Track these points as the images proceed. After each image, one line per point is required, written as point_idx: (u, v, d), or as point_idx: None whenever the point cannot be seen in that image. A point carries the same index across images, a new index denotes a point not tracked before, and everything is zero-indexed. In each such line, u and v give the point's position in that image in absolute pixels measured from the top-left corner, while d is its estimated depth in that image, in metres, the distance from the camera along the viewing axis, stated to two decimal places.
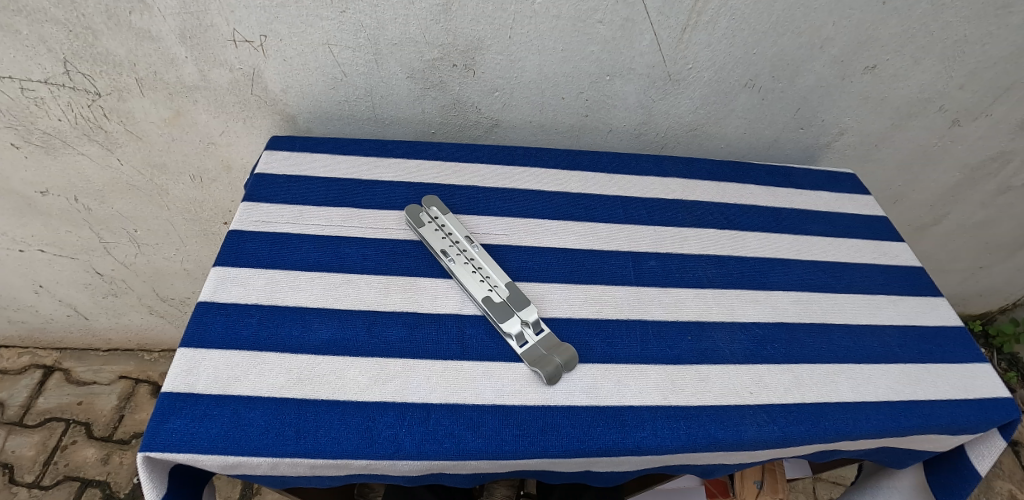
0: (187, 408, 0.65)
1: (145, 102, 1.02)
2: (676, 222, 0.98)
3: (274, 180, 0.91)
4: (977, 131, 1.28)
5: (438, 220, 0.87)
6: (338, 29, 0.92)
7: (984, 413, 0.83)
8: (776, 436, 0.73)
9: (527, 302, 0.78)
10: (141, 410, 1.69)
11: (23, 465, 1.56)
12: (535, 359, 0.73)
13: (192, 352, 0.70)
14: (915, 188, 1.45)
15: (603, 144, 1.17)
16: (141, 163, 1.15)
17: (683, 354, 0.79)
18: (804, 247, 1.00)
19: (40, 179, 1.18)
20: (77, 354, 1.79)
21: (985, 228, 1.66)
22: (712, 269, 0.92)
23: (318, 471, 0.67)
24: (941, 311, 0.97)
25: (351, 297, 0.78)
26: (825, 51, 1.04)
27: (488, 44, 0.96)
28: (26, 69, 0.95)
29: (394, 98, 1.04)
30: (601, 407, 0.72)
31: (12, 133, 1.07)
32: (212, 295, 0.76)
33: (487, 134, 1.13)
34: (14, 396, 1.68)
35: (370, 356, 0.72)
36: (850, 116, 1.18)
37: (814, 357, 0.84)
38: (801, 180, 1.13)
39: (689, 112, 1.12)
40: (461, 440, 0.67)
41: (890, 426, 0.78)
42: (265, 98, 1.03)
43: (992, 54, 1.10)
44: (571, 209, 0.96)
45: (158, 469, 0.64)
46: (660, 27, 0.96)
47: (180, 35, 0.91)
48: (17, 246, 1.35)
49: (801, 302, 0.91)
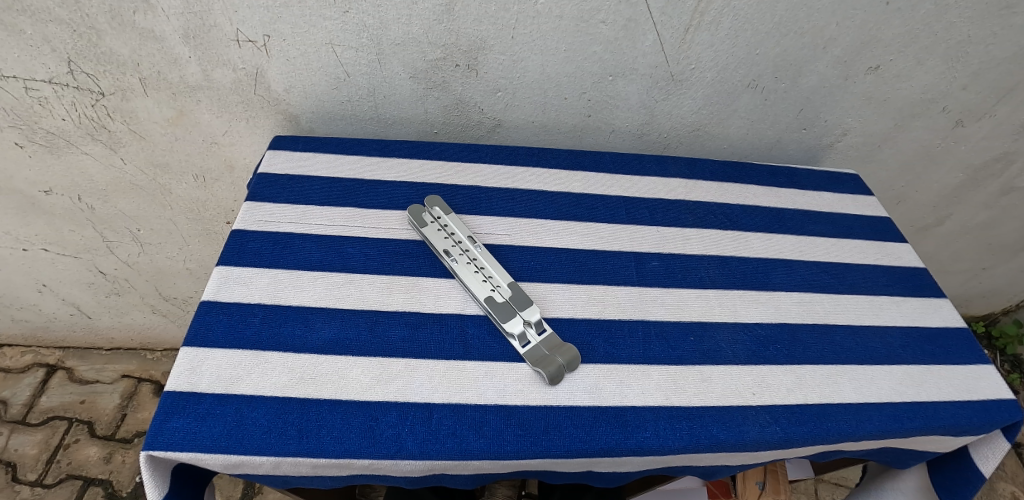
0: (190, 407, 0.65)
1: (148, 102, 1.03)
2: (679, 222, 0.98)
3: (277, 180, 0.92)
4: (980, 132, 1.28)
5: (440, 220, 0.87)
6: (341, 29, 0.92)
7: (988, 414, 0.83)
8: (779, 437, 0.73)
9: (530, 302, 0.78)
10: (144, 409, 1.70)
11: (26, 463, 1.56)
12: (537, 359, 0.73)
13: (194, 351, 0.70)
14: (918, 188, 1.44)
15: (605, 144, 1.17)
16: (144, 162, 1.16)
17: (685, 354, 0.79)
18: (807, 248, 1.00)
19: (44, 179, 1.18)
20: (80, 353, 1.79)
21: (988, 229, 1.66)
22: (715, 270, 0.92)
23: (320, 471, 0.67)
24: (944, 313, 0.97)
25: (354, 296, 0.78)
26: (828, 51, 1.03)
27: (491, 45, 0.96)
28: (30, 69, 0.96)
29: (397, 98, 1.04)
30: (603, 407, 0.72)
31: (16, 132, 1.07)
32: (215, 294, 0.76)
33: (489, 135, 1.13)
34: (17, 395, 1.68)
35: (372, 356, 0.72)
36: (853, 116, 1.18)
37: (817, 358, 0.83)
38: (804, 181, 1.13)
39: (692, 112, 1.12)
40: (463, 440, 0.67)
41: (893, 427, 0.78)
42: (268, 98, 1.03)
43: (996, 54, 1.09)
44: (574, 209, 0.96)
45: (161, 468, 0.64)
46: (663, 28, 0.96)
47: (183, 35, 0.92)
48: (20, 245, 1.36)
49: (804, 302, 0.91)
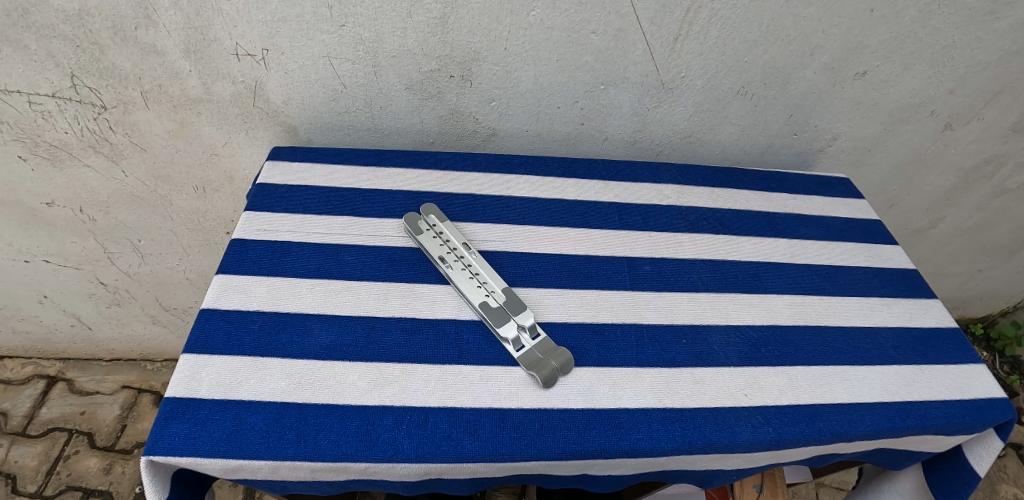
0: (189, 413, 0.66)
1: (149, 115, 1.05)
2: (671, 227, 1.00)
3: (275, 190, 0.93)
4: (970, 135, 1.30)
5: (436, 228, 0.89)
6: (338, 43, 0.94)
7: (979, 413, 0.84)
8: (771, 437, 0.74)
9: (523, 307, 0.80)
10: (144, 419, 1.70)
11: (26, 475, 1.57)
12: (531, 363, 0.75)
13: (193, 358, 0.71)
14: (911, 191, 1.46)
15: (598, 152, 1.19)
16: (145, 174, 1.17)
17: (678, 357, 0.80)
18: (798, 252, 1.01)
19: (47, 191, 1.20)
20: (80, 364, 1.80)
21: (982, 231, 1.67)
22: (707, 273, 0.93)
23: (318, 475, 0.68)
24: (935, 313, 0.98)
25: (350, 303, 0.80)
26: (816, 58, 1.06)
27: (485, 56, 0.99)
28: (34, 83, 0.98)
29: (393, 108, 1.06)
30: (597, 410, 0.73)
31: (19, 146, 1.09)
32: (214, 302, 0.77)
33: (484, 143, 1.15)
34: (18, 406, 1.69)
35: (369, 361, 0.74)
36: (842, 121, 1.20)
37: (809, 359, 0.85)
38: (794, 185, 1.14)
39: (684, 119, 1.14)
40: (459, 443, 0.68)
41: (884, 426, 0.79)
42: (267, 111, 1.05)
43: (981, 58, 1.12)
44: (567, 215, 0.97)
45: (161, 473, 0.65)
46: (653, 37, 0.98)
47: (184, 49, 0.94)
48: (22, 257, 1.37)
49: (796, 305, 0.92)
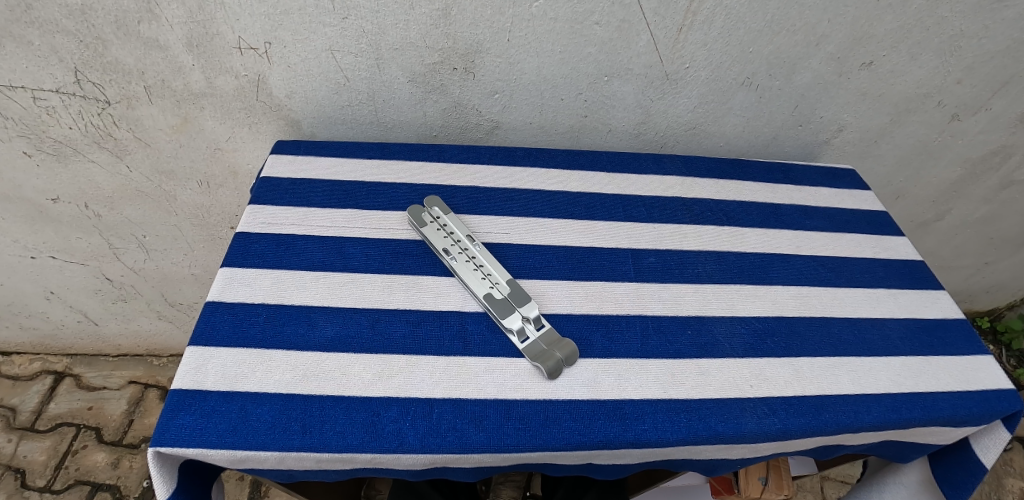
0: (197, 404, 0.67)
1: (154, 110, 1.05)
2: (676, 219, 0.99)
3: (280, 184, 0.93)
4: (977, 125, 1.28)
5: (439, 220, 0.89)
6: (340, 35, 0.94)
7: (986, 404, 0.83)
8: (777, 428, 0.74)
9: (528, 299, 0.79)
10: (151, 414, 1.71)
11: (35, 469, 1.58)
12: (536, 354, 0.74)
13: (199, 350, 0.72)
14: (917, 183, 1.45)
15: (601, 144, 1.19)
16: (149, 170, 1.18)
17: (683, 348, 0.80)
18: (804, 243, 1.01)
19: (52, 187, 1.20)
20: (87, 360, 1.81)
21: (989, 223, 1.66)
22: (711, 265, 0.93)
23: (324, 466, 0.68)
24: (942, 304, 0.97)
25: (354, 295, 0.80)
26: (821, 48, 1.05)
27: (488, 48, 0.98)
28: (38, 79, 0.98)
29: (396, 102, 1.06)
30: (601, 401, 0.73)
31: (24, 142, 1.09)
32: (220, 294, 0.78)
33: (488, 136, 1.15)
34: (26, 402, 1.71)
35: (374, 353, 0.74)
36: (849, 112, 1.19)
37: (815, 350, 0.84)
38: (800, 177, 1.14)
39: (688, 111, 1.13)
40: (464, 434, 0.68)
41: (891, 417, 0.78)
42: (270, 104, 1.05)
43: (989, 48, 1.10)
44: (571, 208, 0.97)
45: (169, 463, 0.65)
46: (656, 28, 0.98)
47: (187, 43, 0.94)
48: (29, 253, 1.38)
49: (801, 296, 0.92)
